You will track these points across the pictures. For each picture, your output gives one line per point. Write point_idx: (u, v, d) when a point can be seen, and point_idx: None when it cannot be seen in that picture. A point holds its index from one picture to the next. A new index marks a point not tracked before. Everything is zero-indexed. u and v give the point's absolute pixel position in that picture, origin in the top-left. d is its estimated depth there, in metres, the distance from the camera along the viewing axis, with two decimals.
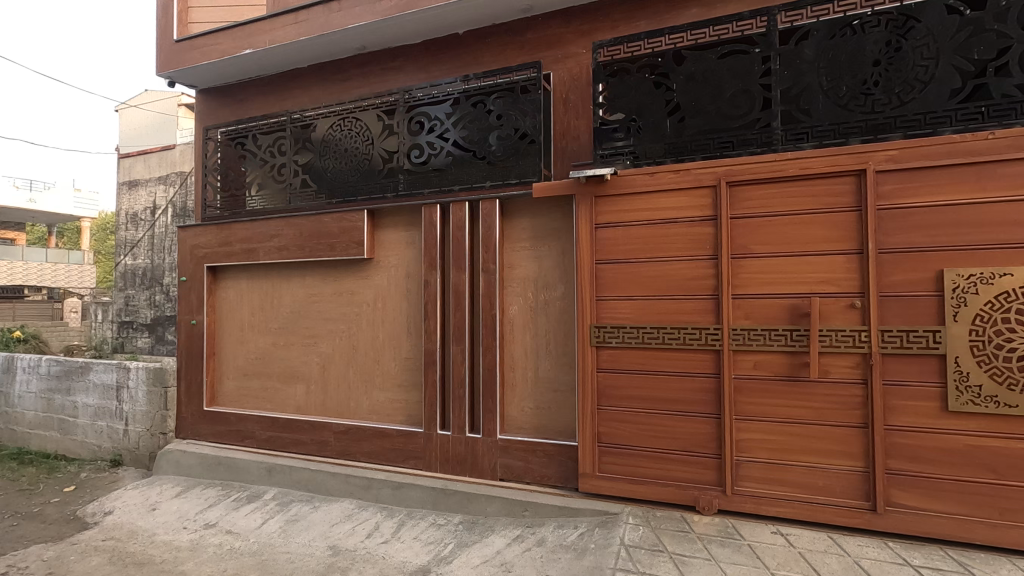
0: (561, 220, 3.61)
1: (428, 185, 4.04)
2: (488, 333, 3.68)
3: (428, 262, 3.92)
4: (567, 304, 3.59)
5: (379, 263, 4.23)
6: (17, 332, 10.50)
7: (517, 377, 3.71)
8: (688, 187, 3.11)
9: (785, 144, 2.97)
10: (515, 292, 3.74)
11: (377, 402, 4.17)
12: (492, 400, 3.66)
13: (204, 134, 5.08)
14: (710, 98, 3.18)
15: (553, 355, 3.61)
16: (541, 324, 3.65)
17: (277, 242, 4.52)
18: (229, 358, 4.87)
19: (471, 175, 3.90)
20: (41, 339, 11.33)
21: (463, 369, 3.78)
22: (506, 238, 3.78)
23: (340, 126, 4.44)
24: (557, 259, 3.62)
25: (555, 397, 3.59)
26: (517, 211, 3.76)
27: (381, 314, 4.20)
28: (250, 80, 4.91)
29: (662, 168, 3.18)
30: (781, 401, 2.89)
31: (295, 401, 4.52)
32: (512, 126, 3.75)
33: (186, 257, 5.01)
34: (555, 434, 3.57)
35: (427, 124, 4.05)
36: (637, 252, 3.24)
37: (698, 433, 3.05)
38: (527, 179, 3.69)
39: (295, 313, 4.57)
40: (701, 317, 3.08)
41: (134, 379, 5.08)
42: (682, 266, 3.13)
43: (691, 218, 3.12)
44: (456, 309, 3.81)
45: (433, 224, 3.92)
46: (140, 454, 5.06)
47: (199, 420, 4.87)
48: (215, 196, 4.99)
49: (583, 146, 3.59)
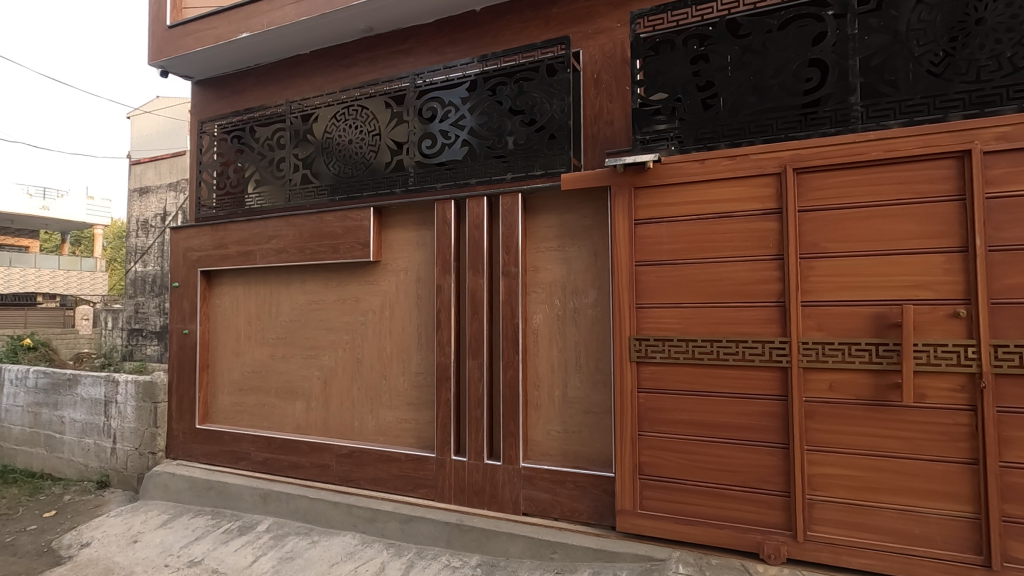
0: (593, 216, 3.16)
1: (440, 180, 3.59)
2: (509, 346, 3.24)
3: (441, 265, 3.48)
4: (600, 313, 3.13)
5: (386, 266, 3.80)
6: (26, 339, 10.24)
7: (541, 396, 3.25)
8: (746, 175, 2.65)
9: (867, 122, 2.48)
10: (540, 298, 3.29)
11: (384, 423, 3.73)
12: (513, 422, 3.20)
13: (199, 128, 4.70)
14: (772, 71, 2.69)
15: (584, 372, 3.15)
16: (570, 336, 3.20)
17: (275, 244, 4.11)
18: (224, 371, 4.45)
19: (488, 166, 3.45)
20: (50, 346, 11.07)
21: (480, 387, 3.32)
22: (529, 238, 3.34)
23: (344, 117, 4.03)
24: (588, 261, 3.17)
25: (587, 420, 3.12)
26: (541, 206, 3.31)
27: (388, 324, 3.77)
28: (248, 69, 4.52)
29: (715, 154, 2.71)
30: (864, 429, 2.40)
31: (294, 420, 4.09)
32: (537, 111, 3.32)
33: (179, 261, 4.62)
34: (587, 462, 3.11)
35: (440, 111, 3.61)
36: (684, 252, 2.78)
37: (761, 466, 2.57)
38: (554, 170, 3.24)
39: (294, 322, 4.15)
40: (763, 329, 2.61)
41: (123, 393, 4.69)
42: (739, 268, 2.66)
43: (749, 212, 2.65)
44: (473, 319, 3.36)
45: (447, 221, 3.49)
46: (129, 475, 4.65)
47: (191, 439, 4.44)
48: (210, 194, 4.60)
49: (618, 132, 3.15)
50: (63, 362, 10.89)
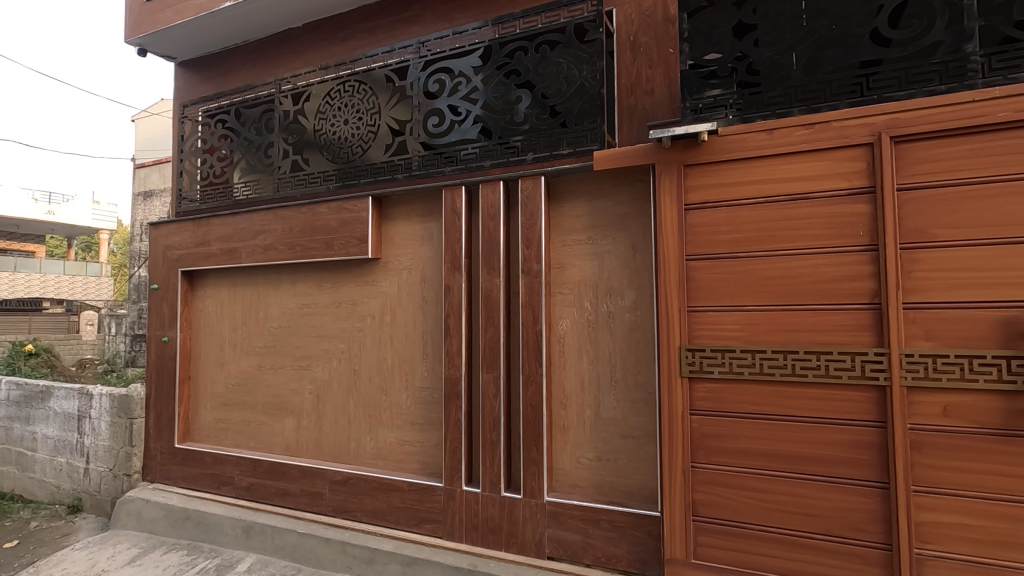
0: (631, 202, 2.65)
1: (446, 163, 3.08)
2: (530, 358, 2.73)
3: (449, 262, 2.98)
4: (640, 318, 2.62)
5: (386, 264, 3.31)
6: (29, 345, 9.87)
7: (569, 417, 2.75)
8: (827, 146, 2.14)
9: (989, 75, 1.96)
10: (566, 301, 2.78)
11: (384, 444, 3.24)
12: (536, 448, 2.69)
13: (182, 113, 4.23)
14: (861, 17, 2.16)
15: (620, 389, 2.64)
16: (603, 346, 2.69)
17: (263, 241, 3.64)
18: (206, 383, 3.97)
19: (504, 145, 2.92)
20: (53, 353, 10.69)
21: (496, 406, 2.81)
22: (553, 230, 2.83)
23: (338, 94, 3.53)
24: (625, 256, 2.66)
25: (625, 445, 2.61)
26: (567, 193, 2.81)
27: (390, 331, 3.27)
28: (235, 46, 4.05)
29: (787, 122, 2.21)
30: (991, 467, 1.88)
31: (283, 440, 3.60)
32: (564, 80, 2.80)
33: (158, 260, 4.15)
34: (624, 497, 2.60)
35: (448, 84, 3.10)
36: (747, 244, 2.27)
37: (852, 510, 2.05)
38: (584, 148, 2.72)
39: (284, 329, 3.66)
40: (852, 338, 2.09)
41: (98, 408, 4.24)
42: (818, 262, 2.15)
43: (831, 192, 2.14)
44: (487, 325, 2.86)
45: (456, 211, 2.99)
46: (102, 500, 4.18)
47: (169, 460, 3.95)
48: (193, 185, 4.11)
49: (659, 103, 2.65)
50: (64, 368, 10.42)
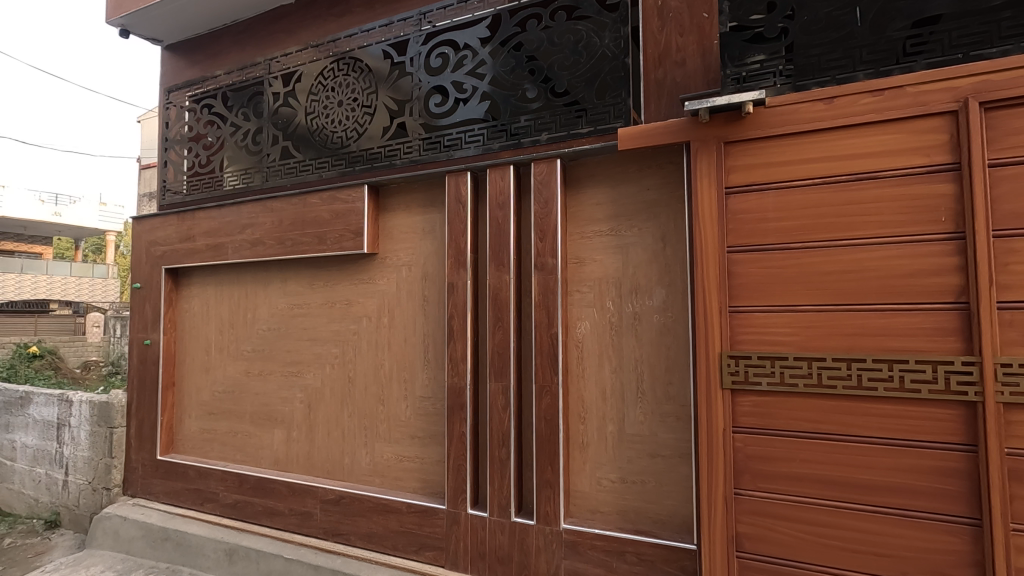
0: (660, 188, 2.33)
1: (450, 146, 2.76)
2: (544, 366, 2.40)
3: (453, 257, 2.66)
4: (670, 320, 2.29)
5: (383, 260, 2.99)
6: (33, 347, 9.69)
7: (588, 432, 2.41)
8: (900, 116, 1.80)
9: None
10: (584, 300, 2.45)
11: (380, 460, 2.91)
12: (551, 469, 2.37)
13: (167, 99, 3.93)
14: None
15: (648, 401, 2.30)
16: (627, 352, 2.36)
17: (250, 235, 3.34)
18: (191, 390, 3.66)
19: (514, 125, 2.60)
20: (57, 355, 10.50)
21: (506, 420, 2.47)
22: (569, 220, 2.51)
23: (332, 74, 3.22)
24: (653, 249, 2.34)
25: (653, 466, 2.28)
26: (587, 178, 2.49)
27: (387, 335, 2.95)
28: (223, 27, 3.74)
29: (850, 89, 1.87)
30: None
31: (271, 453, 3.29)
32: (583, 51, 2.48)
33: (142, 257, 3.86)
34: (653, 525, 2.27)
35: (452, 57, 2.78)
36: (800, 233, 1.94)
37: (934, 551, 1.71)
38: (606, 126, 2.39)
39: (273, 332, 3.35)
40: (932, 345, 1.74)
41: (77, 416, 3.95)
42: (889, 254, 1.81)
43: (904, 171, 1.80)
44: (495, 327, 2.53)
45: (461, 200, 2.67)
46: (81, 514, 3.89)
47: (150, 473, 3.65)
48: (177, 176, 3.81)
49: (691, 75, 2.32)
50: (70, 370, 10.22)
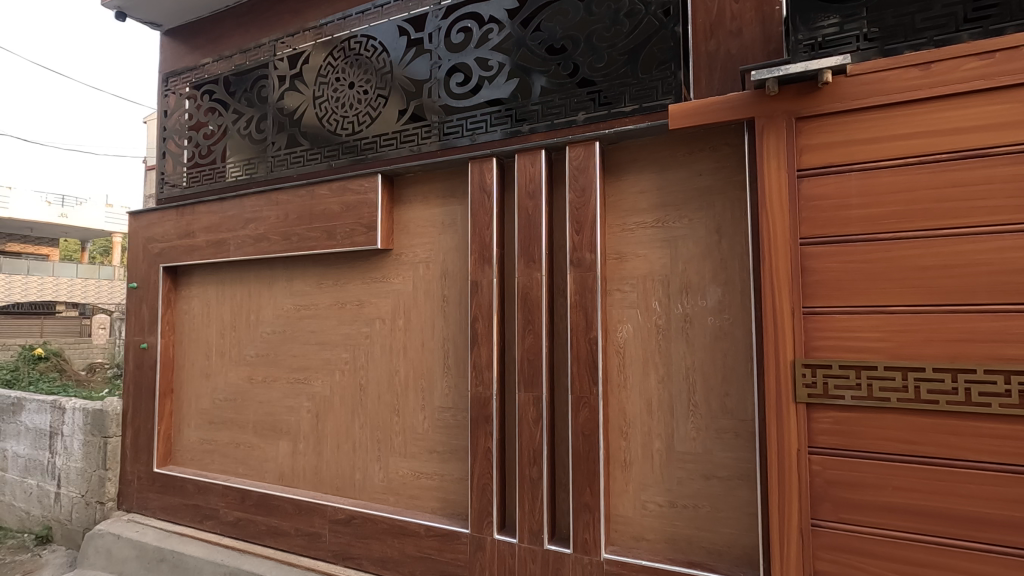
0: (714, 173, 2.06)
1: (473, 130, 2.50)
2: (582, 374, 2.13)
3: (477, 253, 2.40)
4: (727, 323, 2.01)
5: (398, 257, 2.73)
6: (39, 350, 9.53)
7: (632, 448, 2.14)
8: (1014, 82, 1.53)
9: None
10: (626, 300, 2.18)
11: (395, 477, 2.65)
12: (590, 490, 2.09)
13: (166, 86, 3.69)
14: None
15: (701, 415, 2.03)
16: (676, 359, 2.08)
17: (253, 230, 3.08)
18: (190, 397, 3.41)
19: (545, 104, 2.33)
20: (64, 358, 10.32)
21: (538, 434, 2.20)
22: (608, 211, 2.24)
23: (342, 54, 2.96)
24: (706, 243, 2.06)
25: (707, 489, 2.01)
26: (628, 164, 2.22)
27: (402, 339, 2.69)
28: (226, 8, 3.49)
29: (951, 53, 1.60)
30: None
31: (276, 467, 3.03)
32: (626, 19, 2.20)
33: (138, 255, 3.61)
34: (708, 557, 1.99)
35: (476, 30, 2.51)
36: (890, 221, 1.66)
37: None
38: (653, 103, 2.11)
39: (277, 335, 3.09)
40: None
41: (70, 424, 3.71)
42: (1000, 246, 1.53)
43: (1018, 147, 1.53)
44: (525, 331, 2.26)
45: (485, 189, 2.41)
46: (74, 530, 3.64)
47: (147, 487, 3.40)
48: (176, 167, 3.56)
49: (749, 46, 2.04)
50: (77, 372, 10.05)
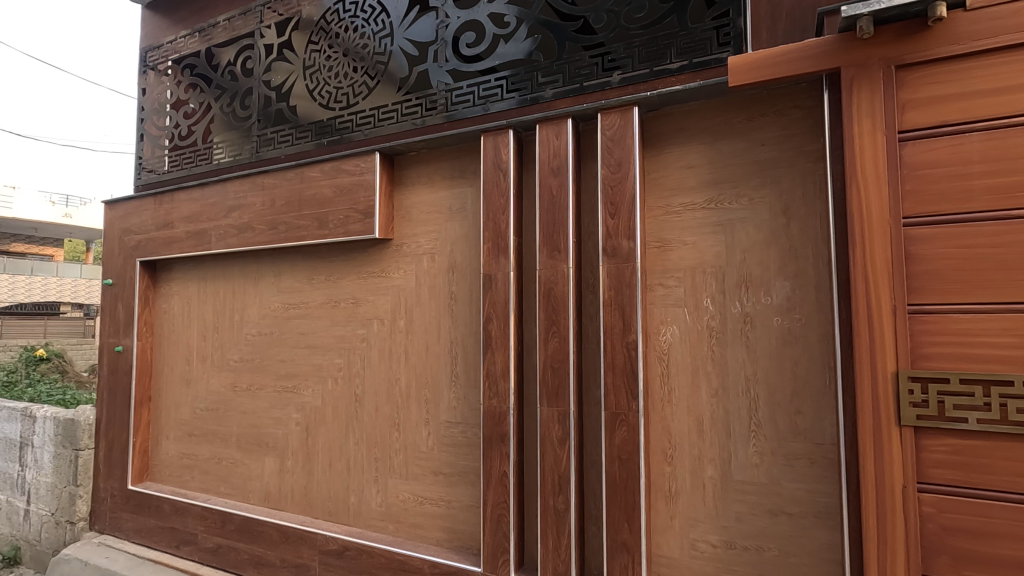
0: (781, 142, 1.69)
1: (485, 98, 2.13)
2: (619, 386, 1.77)
3: (491, 241, 2.04)
4: (798, 325, 1.64)
5: (398, 248, 2.37)
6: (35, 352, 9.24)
7: (678, 476, 1.77)
8: None
9: None
10: (670, 297, 1.82)
11: (394, 502, 2.29)
12: (628, 527, 1.73)
13: (145, 61, 3.35)
14: None
15: (766, 437, 1.66)
16: (733, 368, 1.72)
17: (237, 219, 2.74)
18: (169, 406, 3.06)
19: (573, 64, 1.97)
20: None
21: (564, 457, 1.84)
22: (648, 191, 1.87)
23: (335, 18, 2.60)
24: (771, 226, 1.69)
25: (775, 528, 1.64)
26: (672, 135, 1.86)
27: (403, 343, 2.33)
28: None
29: None
30: None
31: (261, 487, 2.68)
32: None
33: (114, 248, 3.27)
34: None
35: None
36: None
37: None
38: (705, 59, 1.75)
39: (263, 337, 2.74)
40: None
41: (41, 434, 3.37)
42: None
43: None
44: (548, 333, 1.90)
45: (500, 167, 2.05)
46: (44, 552, 3.31)
47: (121, 506, 3.06)
48: (155, 151, 3.22)
49: None
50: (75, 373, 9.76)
